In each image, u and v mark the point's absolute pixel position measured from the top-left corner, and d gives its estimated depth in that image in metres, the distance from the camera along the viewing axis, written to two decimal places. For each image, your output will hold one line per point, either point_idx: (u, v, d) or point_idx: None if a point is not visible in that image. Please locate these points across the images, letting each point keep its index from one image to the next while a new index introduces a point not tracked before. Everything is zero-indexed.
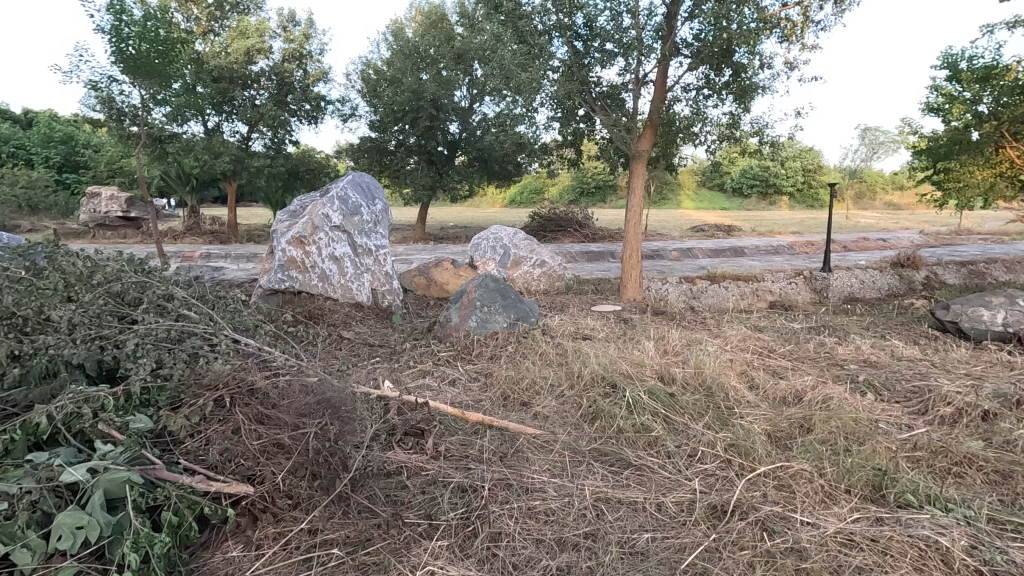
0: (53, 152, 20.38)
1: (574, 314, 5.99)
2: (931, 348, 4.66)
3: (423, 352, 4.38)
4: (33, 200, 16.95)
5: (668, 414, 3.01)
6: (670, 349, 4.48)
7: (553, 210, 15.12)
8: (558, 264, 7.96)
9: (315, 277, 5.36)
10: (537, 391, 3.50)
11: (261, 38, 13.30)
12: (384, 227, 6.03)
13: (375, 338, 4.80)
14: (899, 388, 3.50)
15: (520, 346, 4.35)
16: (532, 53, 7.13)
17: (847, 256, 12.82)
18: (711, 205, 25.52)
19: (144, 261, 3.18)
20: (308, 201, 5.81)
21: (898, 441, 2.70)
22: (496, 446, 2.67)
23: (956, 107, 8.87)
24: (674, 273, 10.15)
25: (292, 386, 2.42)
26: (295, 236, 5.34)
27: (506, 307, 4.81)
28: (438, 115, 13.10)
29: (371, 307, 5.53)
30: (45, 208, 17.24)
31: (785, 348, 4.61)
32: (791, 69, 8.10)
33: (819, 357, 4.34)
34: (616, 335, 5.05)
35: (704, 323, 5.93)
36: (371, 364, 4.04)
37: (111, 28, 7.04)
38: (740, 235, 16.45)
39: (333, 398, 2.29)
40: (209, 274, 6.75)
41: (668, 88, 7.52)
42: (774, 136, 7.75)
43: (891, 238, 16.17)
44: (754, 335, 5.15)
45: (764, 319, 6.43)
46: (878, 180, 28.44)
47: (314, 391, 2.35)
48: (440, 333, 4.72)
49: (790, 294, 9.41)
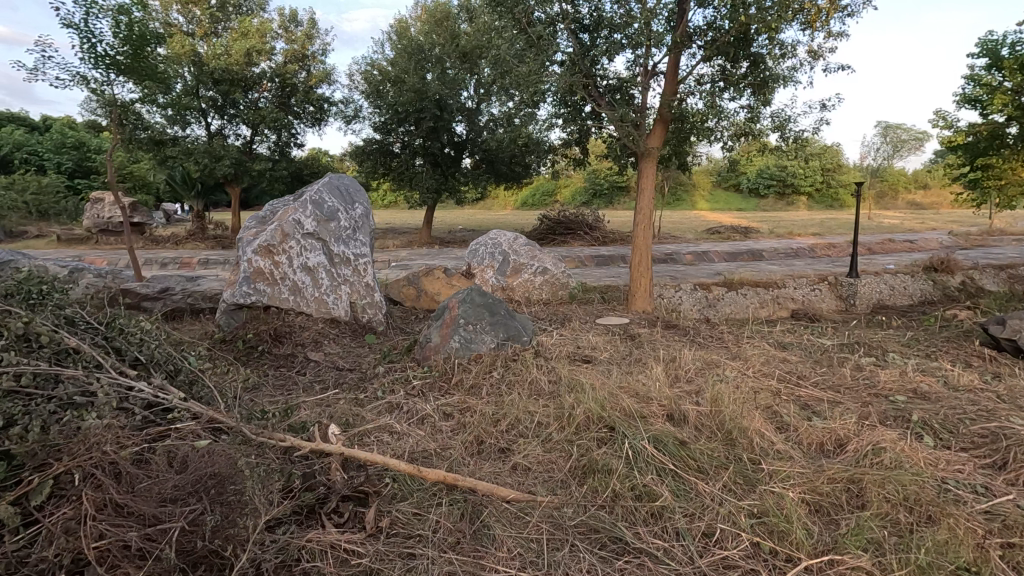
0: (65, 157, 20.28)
1: (575, 329, 5.38)
2: (991, 373, 3.99)
3: (396, 379, 3.82)
4: (42, 206, 16.83)
5: (677, 471, 2.41)
6: (681, 376, 3.87)
7: (562, 213, 14.53)
8: (562, 271, 7.35)
9: (285, 290, 4.81)
10: (521, 433, 2.92)
11: (263, 39, 12.86)
12: (365, 234, 5.41)
13: (345, 361, 4.26)
14: (964, 431, 2.88)
15: (509, 373, 3.78)
16: (535, 45, 6.55)
17: (874, 260, 12.11)
18: (728, 206, 24.75)
19: (40, 281, 2.60)
20: (281, 205, 5.23)
21: (979, 516, 2.11)
22: (453, 522, 2.11)
23: (998, 99, 8.15)
24: (689, 279, 9.51)
25: (177, 452, 1.88)
26: (262, 244, 4.79)
27: (496, 326, 4.23)
28: (443, 115, 12.59)
29: (349, 324, 4.99)
30: (54, 214, 17.10)
31: (817, 373, 3.97)
32: (816, 58, 7.43)
33: (860, 386, 3.68)
34: (621, 356, 4.44)
35: (721, 339, 5.30)
36: (333, 396, 3.53)
37: (83, 24, 6.52)
38: (759, 237, 15.71)
39: (219, 469, 1.76)
40: (184, 284, 6.26)
41: (679, 80, 6.91)
42: (798, 131, 7.07)
43: (919, 238, 15.38)
44: (781, 356, 4.50)
45: (788, 333, 5.78)
46: (900, 179, 27.39)
47: (198, 461, 1.81)
48: (419, 355, 4.14)
49: (815, 302, 8.72)
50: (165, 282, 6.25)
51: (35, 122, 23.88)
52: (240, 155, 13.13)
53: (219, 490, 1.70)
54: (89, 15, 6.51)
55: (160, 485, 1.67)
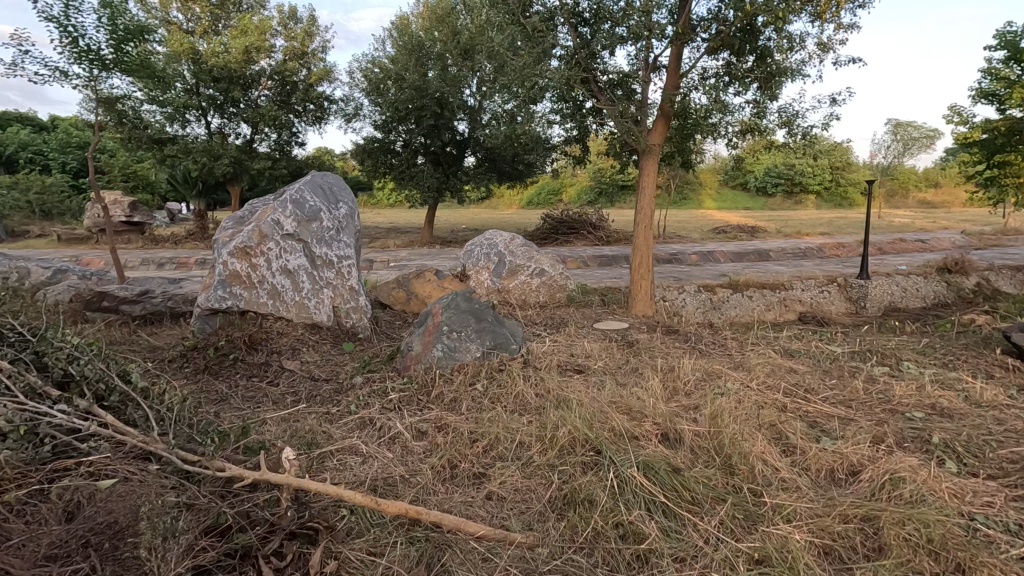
0: (69, 156, 20.16)
1: (571, 335, 5.11)
2: (1015, 387, 3.70)
3: (373, 391, 3.56)
4: (45, 205, 16.77)
5: (669, 504, 2.15)
6: (679, 389, 3.59)
7: (565, 212, 14.24)
8: (560, 273, 7.05)
9: (263, 294, 4.57)
10: (499, 456, 2.66)
11: (263, 36, 12.61)
12: (350, 234, 5.15)
13: (321, 370, 4.02)
14: (991, 456, 2.60)
15: (494, 385, 3.52)
16: (533, 38, 6.28)
17: (886, 260, 11.77)
18: (736, 206, 24.41)
19: None
20: (260, 204, 4.99)
21: (1015, 566, 1.84)
22: (411, 568, 1.88)
23: (1019, 93, 7.81)
24: (693, 281, 9.19)
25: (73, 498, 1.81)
26: (238, 246, 4.55)
27: (481, 333, 3.96)
28: (443, 113, 12.36)
29: (332, 329, 4.74)
30: (57, 213, 17.02)
31: (827, 386, 3.69)
32: (826, 51, 7.12)
33: (873, 400, 3.40)
34: (616, 365, 4.16)
35: (725, 346, 5.01)
36: (302, 412, 3.30)
37: (61, 17, 6.29)
38: (766, 237, 15.36)
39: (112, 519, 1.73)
40: (166, 287, 6.04)
41: (681, 74, 6.61)
42: (807, 128, 6.76)
43: (929, 238, 14.93)
44: (788, 366, 4.20)
45: (796, 339, 5.49)
46: (910, 178, 26.87)
47: (93, 511, 1.76)
48: (399, 364, 3.88)
49: (824, 304, 8.41)
50: (146, 285, 6.03)
51: (42, 122, 23.82)
52: (238, 153, 12.93)
53: (111, 545, 1.70)
54: (70, 9, 6.30)
55: (42, 541, 1.66)
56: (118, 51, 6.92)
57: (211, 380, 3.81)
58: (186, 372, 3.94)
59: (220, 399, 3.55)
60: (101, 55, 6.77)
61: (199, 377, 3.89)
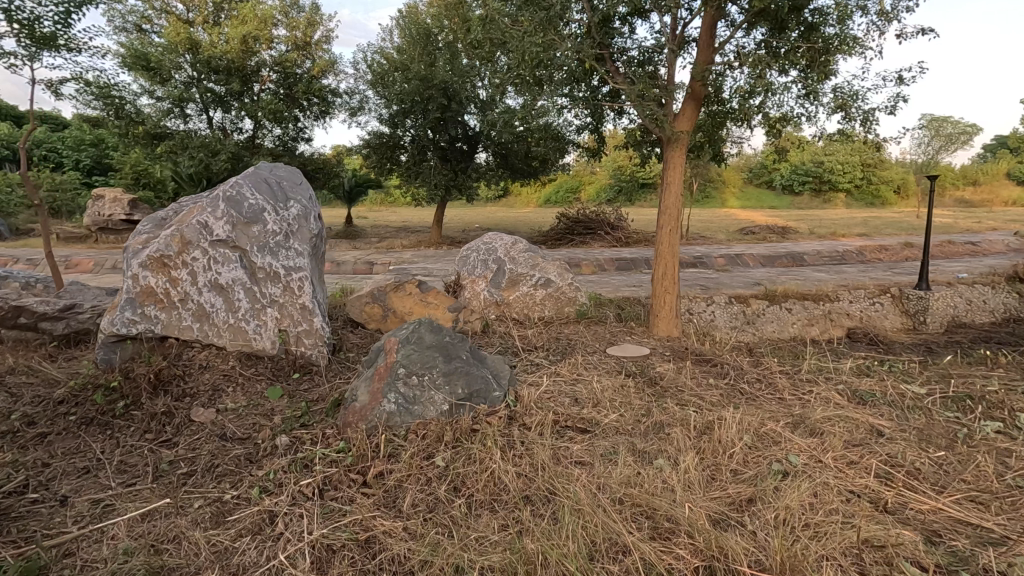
0: (83, 153, 19.36)
1: (577, 366, 4.06)
2: None
3: (293, 461, 2.55)
4: (55, 203, 16.16)
5: None
6: (725, 467, 2.53)
7: (581, 211, 13.15)
8: (569, 283, 6.00)
9: (187, 316, 3.64)
10: None
11: (263, 25, 11.63)
12: (303, 240, 4.03)
13: (237, 422, 3.02)
14: None
15: (460, 458, 2.49)
16: (542, 11, 5.24)
17: (940, 266, 10.45)
18: (760, 205, 23.11)
19: None
20: (193, 202, 4.02)
21: None
22: None
23: None
24: (723, 290, 8.05)
25: None
26: (154, 256, 3.61)
27: (453, 377, 2.87)
28: (451, 105, 11.35)
29: (275, 360, 3.72)
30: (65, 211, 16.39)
31: (934, 464, 2.60)
32: (886, 22, 5.93)
33: (1014, 496, 2.35)
34: (634, 419, 3.09)
35: (774, 385, 3.88)
36: (182, 497, 2.33)
37: None
38: (798, 238, 14.08)
39: None
40: (104, 297, 5.12)
41: (715, 48, 5.51)
42: (867, 112, 5.58)
43: (981, 239, 13.50)
44: (869, 422, 3.09)
45: (862, 372, 4.39)
46: (947, 175, 25.16)
47: None
48: (340, 420, 2.84)
49: (876, 318, 7.21)
50: (81, 296, 5.10)
51: (62, 122, 23.25)
52: (238, 148, 11.97)
53: None
54: None
55: None
56: (63, 27, 5.97)
57: (90, 438, 2.89)
58: (65, 422, 3.03)
59: (87, 469, 2.60)
60: (43, 31, 5.84)
61: (80, 430, 2.97)
